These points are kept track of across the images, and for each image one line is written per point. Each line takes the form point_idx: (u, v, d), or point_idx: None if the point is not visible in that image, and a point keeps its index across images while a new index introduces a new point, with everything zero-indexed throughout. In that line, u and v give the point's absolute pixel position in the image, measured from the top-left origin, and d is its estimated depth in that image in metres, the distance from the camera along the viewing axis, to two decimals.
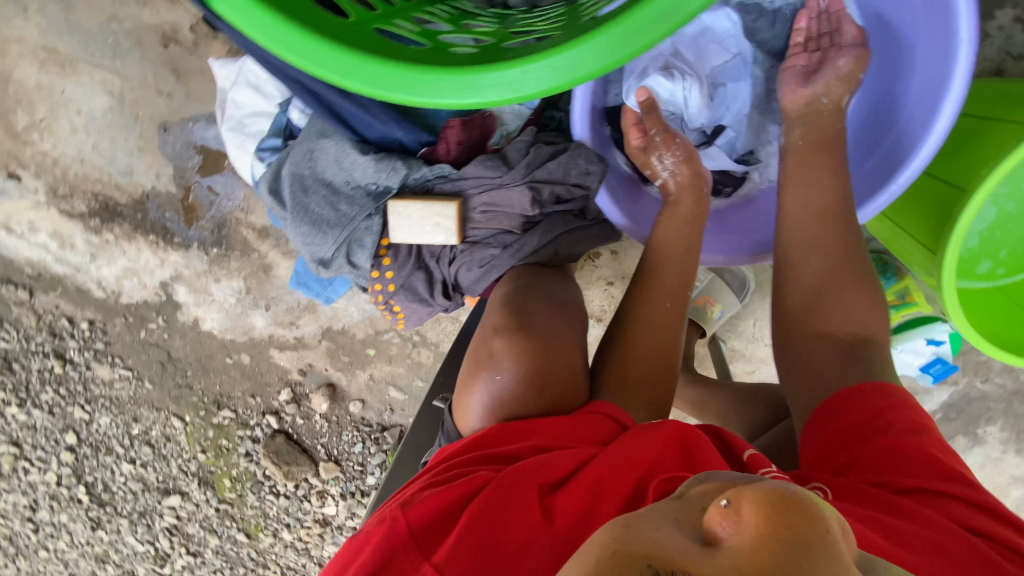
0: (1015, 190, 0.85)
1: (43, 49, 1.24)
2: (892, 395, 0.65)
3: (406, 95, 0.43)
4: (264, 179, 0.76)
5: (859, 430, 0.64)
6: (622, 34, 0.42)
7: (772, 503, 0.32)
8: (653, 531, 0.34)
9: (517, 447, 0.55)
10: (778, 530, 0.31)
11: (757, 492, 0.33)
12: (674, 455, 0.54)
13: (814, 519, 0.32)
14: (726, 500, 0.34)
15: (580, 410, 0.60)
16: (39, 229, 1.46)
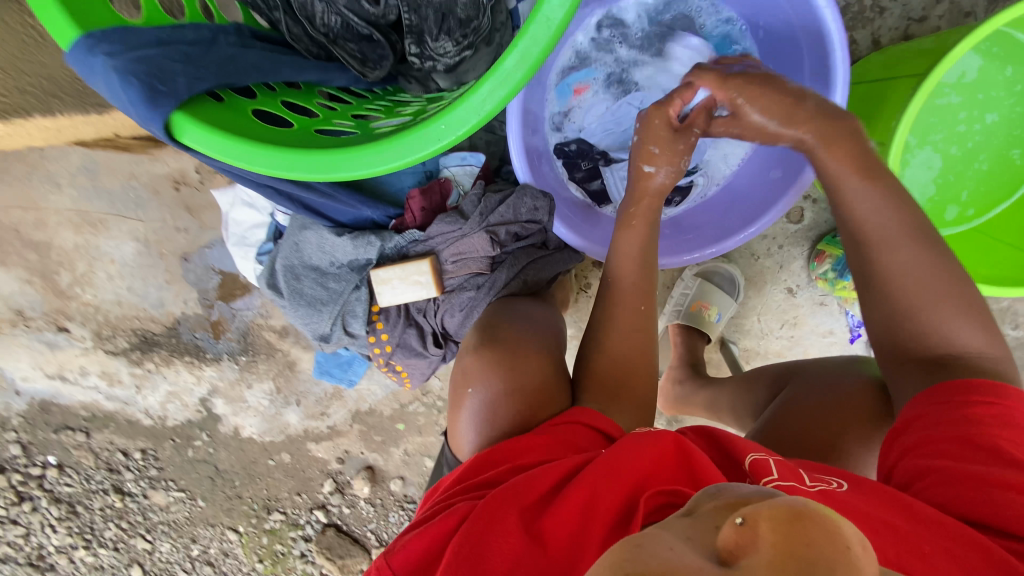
0: (950, 134, 0.87)
1: (77, 215, 1.40)
2: (964, 392, 0.56)
3: (349, 172, 0.49)
4: (263, 276, 0.87)
5: (917, 434, 0.56)
6: (514, 61, 0.46)
7: (787, 517, 0.28)
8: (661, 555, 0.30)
9: (501, 471, 0.59)
10: (797, 547, 0.27)
11: (773, 510, 0.29)
12: (669, 469, 0.55)
13: (835, 534, 0.28)
14: (740, 519, 0.30)
15: (557, 424, 0.63)
16: (89, 372, 1.60)
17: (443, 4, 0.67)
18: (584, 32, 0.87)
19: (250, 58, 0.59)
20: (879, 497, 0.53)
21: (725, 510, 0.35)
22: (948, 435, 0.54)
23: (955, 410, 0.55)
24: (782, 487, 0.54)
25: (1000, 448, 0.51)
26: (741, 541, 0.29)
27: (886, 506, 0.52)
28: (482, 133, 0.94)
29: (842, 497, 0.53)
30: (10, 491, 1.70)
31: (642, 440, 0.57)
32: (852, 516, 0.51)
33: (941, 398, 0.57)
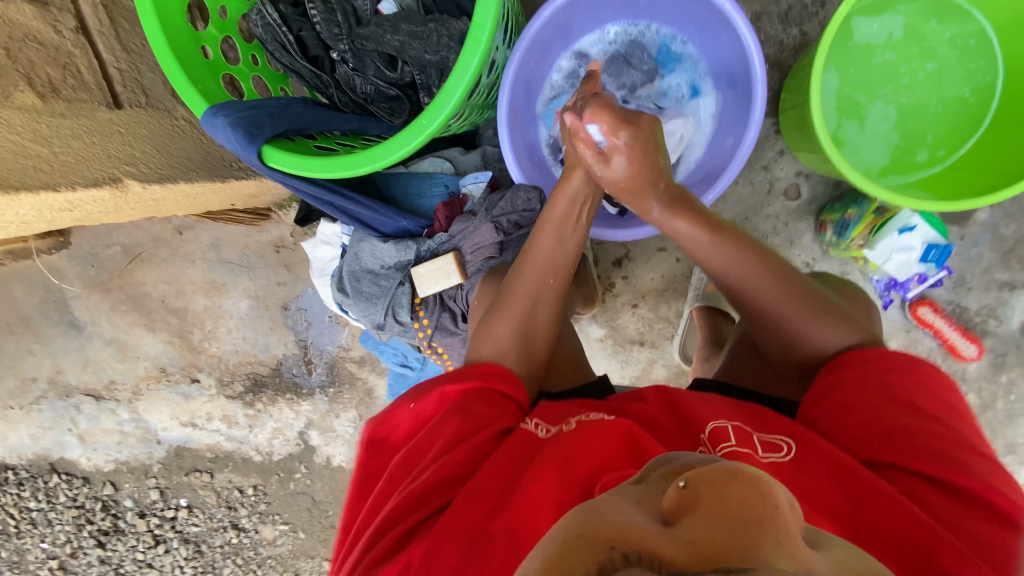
0: (896, 87, 0.99)
1: (207, 282, 1.80)
2: (895, 371, 0.70)
3: (374, 162, 0.74)
4: (333, 285, 1.12)
5: (855, 387, 0.70)
6: (463, 64, 0.70)
7: (722, 480, 0.37)
8: (614, 518, 0.37)
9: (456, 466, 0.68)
10: (732, 509, 0.36)
11: (710, 473, 0.38)
12: (618, 452, 0.64)
13: (763, 495, 0.37)
14: (683, 484, 0.38)
15: (481, 391, 0.76)
16: (214, 416, 1.91)
17: (441, 63, 0.93)
18: (557, 71, 1.13)
19: (312, 113, 0.88)
20: (818, 456, 0.65)
21: (665, 478, 0.45)
22: (880, 396, 0.68)
23: (874, 374, 0.70)
24: (739, 453, 0.65)
25: (914, 403, 0.67)
26: (685, 500, 0.37)
27: (828, 462, 0.64)
28: (497, 161, 1.18)
29: (794, 457, 0.65)
30: (149, 534, 1.99)
31: (590, 433, 0.67)
32: (803, 473, 0.63)
33: (869, 362, 0.72)
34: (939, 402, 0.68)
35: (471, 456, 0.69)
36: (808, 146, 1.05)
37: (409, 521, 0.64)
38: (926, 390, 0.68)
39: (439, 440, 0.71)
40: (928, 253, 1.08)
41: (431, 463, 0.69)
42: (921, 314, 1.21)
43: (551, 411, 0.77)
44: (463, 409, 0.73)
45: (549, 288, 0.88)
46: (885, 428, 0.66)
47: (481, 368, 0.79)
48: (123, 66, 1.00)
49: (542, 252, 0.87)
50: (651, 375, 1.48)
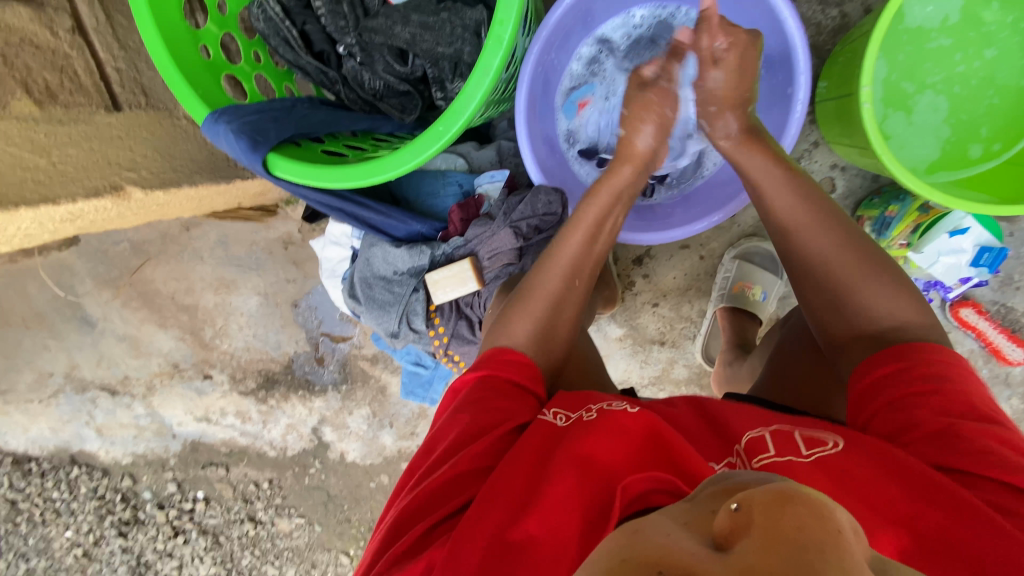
0: (949, 75, 0.91)
1: (216, 279, 1.77)
2: (932, 359, 0.59)
3: (385, 173, 0.69)
4: (345, 290, 1.08)
5: (897, 386, 0.59)
6: (482, 65, 0.65)
7: (780, 501, 0.32)
8: (663, 543, 0.34)
9: (467, 461, 0.60)
10: (790, 533, 0.31)
11: (763, 495, 0.33)
12: (647, 451, 0.56)
13: (823, 518, 0.32)
14: (734, 506, 0.34)
15: (491, 379, 0.70)
16: (228, 412, 1.90)
17: (454, 56, 0.86)
18: (577, 60, 1.06)
19: (318, 115, 0.82)
20: (869, 463, 0.53)
21: (717, 498, 0.39)
22: (923, 395, 0.57)
23: (917, 370, 0.59)
24: (777, 465, 0.54)
25: (961, 405, 0.56)
26: (737, 524, 0.33)
27: (876, 471, 0.53)
28: (512, 156, 1.12)
29: (840, 463, 0.54)
30: (168, 525, 1.99)
31: (614, 428, 0.59)
32: (851, 486, 0.52)
33: (903, 356, 0.60)
34: (993, 401, 0.57)
35: (491, 449, 0.61)
36: (848, 141, 0.98)
37: (427, 520, 0.57)
38: (974, 387, 0.57)
39: (459, 430, 0.64)
40: (978, 257, 1.02)
41: (452, 456, 0.61)
42: (963, 315, 1.15)
43: (571, 400, 0.68)
44: (481, 402, 0.67)
45: (574, 292, 0.81)
46: (930, 431, 0.55)
47: (506, 355, 0.73)
48: (120, 65, 0.94)
49: (570, 251, 0.81)
50: (672, 376, 1.44)
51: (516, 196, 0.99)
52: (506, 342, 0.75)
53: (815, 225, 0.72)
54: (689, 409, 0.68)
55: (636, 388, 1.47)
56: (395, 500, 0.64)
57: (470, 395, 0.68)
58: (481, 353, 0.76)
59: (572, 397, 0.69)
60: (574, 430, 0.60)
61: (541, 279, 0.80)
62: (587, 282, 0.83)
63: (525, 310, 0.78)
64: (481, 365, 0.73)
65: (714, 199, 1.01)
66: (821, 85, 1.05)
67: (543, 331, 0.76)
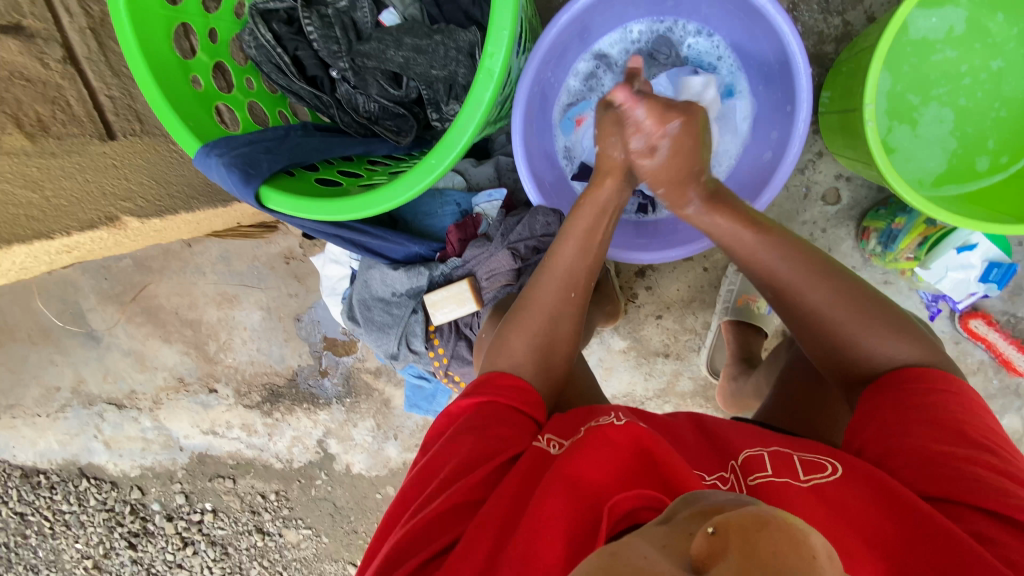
0: (954, 86, 0.88)
1: (219, 294, 1.77)
2: (935, 386, 0.57)
3: (377, 207, 0.68)
4: (344, 312, 1.08)
5: (892, 410, 0.57)
6: (472, 99, 0.64)
7: (754, 524, 0.30)
8: (634, 566, 0.31)
9: (455, 492, 0.56)
10: (764, 558, 0.28)
11: (741, 518, 0.30)
12: (638, 468, 0.53)
13: (800, 544, 0.29)
14: (711, 528, 0.31)
15: (478, 402, 0.67)
16: (233, 425, 1.90)
17: (449, 78, 0.85)
18: (574, 76, 1.04)
19: (311, 143, 0.82)
20: (861, 484, 0.52)
21: (695, 518, 0.36)
22: (919, 419, 0.55)
23: (914, 395, 0.57)
24: (771, 485, 0.52)
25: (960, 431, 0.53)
26: (713, 549, 0.30)
27: (869, 495, 0.51)
28: (510, 172, 1.11)
29: (832, 487, 0.52)
30: (177, 536, 2.00)
31: (601, 444, 0.56)
32: (839, 511, 0.49)
33: (903, 384, 0.59)
34: (990, 430, 0.54)
35: (485, 479, 0.58)
36: (852, 154, 0.96)
37: (416, 557, 0.52)
38: (974, 415, 0.55)
39: (451, 462, 0.60)
40: (988, 273, 1.00)
41: (440, 491, 0.58)
42: (973, 327, 1.12)
43: (564, 421, 0.65)
44: (475, 430, 0.63)
45: (567, 315, 0.77)
46: (924, 455, 0.53)
47: (504, 380, 0.69)
48: (113, 93, 0.95)
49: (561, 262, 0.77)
50: (677, 388, 1.42)
51: (513, 217, 0.98)
52: (501, 364, 0.72)
53: (821, 249, 0.70)
54: (685, 425, 0.66)
55: (640, 401, 1.45)
56: (382, 539, 0.60)
57: (462, 423, 0.65)
58: (474, 380, 0.73)
59: (564, 418, 0.66)
60: (565, 451, 0.58)
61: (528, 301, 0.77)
62: (585, 292, 0.78)
63: (520, 325, 0.75)
64: (475, 391, 0.69)
65: None
66: (823, 95, 1.03)
67: (541, 346, 0.73)
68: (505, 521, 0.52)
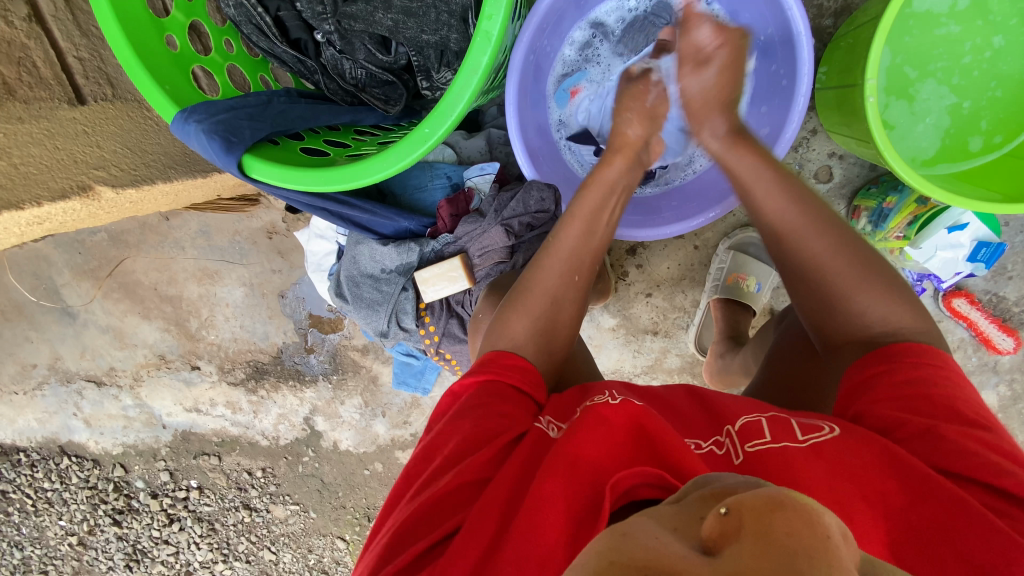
0: (952, 61, 0.87)
1: (199, 269, 1.73)
2: (929, 354, 0.58)
3: (364, 178, 0.66)
4: (332, 288, 1.06)
5: (885, 385, 0.58)
6: (466, 72, 0.61)
7: (767, 504, 0.30)
8: (649, 546, 0.31)
9: (463, 470, 0.56)
10: (777, 538, 0.29)
11: (753, 500, 0.31)
12: (636, 448, 0.53)
13: (814, 523, 0.29)
14: (723, 510, 0.31)
15: (483, 378, 0.66)
16: (217, 403, 1.87)
17: (440, 44, 0.82)
18: (570, 45, 1.01)
19: (297, 110, 0.78)
20: (862, 451, 0.52)
21: (707, 501, 0.36)
22: (909, 393, 0.56)
23: (907, 369, 0.57)
24: (771, 453, 0.53)
25: (954, 406, 0.54)
26: (725, 530, 0.30)
27: (874, 466, 0.51)
28: (502, 145, 1.07)
29: (833, 455, 0.52)
30: (162, 513, 1.98)
31: (598, 423, 0.55)
32: (839, 478, 0.50)
33: (894, 356, 0.59)
34: (975, 399, 0.56)
35: (491, 458, 0.57)
36: (847, 131, 0.95)
37: (426, 535, 0.52)
38: (962, 390, 0.56)
39: (457, 439, 0.59)
40: (976, 253, 1.02)
41: (446, 466, 0.57)
42: (956, 306, 1.15)
43: (565, 404, 0.65)
44: (481, 407, 0.62)
45: (571, 289, 0.75)
46: (918, 430, 0.53)
47: (508, 359, 0.68)
48: (82, 55, 0.88)
49: (569, 244, 0.75)
50: (665, 365, 1.42)
51: (507, 192, 0.96)
52: (499, 347, 0.70)
53: (827, 220, 0.67)
54: (678, 398, 0.66)
55: (629, 378, 1.45)
56: (388, 512, 0.59)
57: (469, 399, 0.64)
58: (478, 357, 0.71)
59: (566, 399, 0.66)
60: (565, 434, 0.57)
61: (538, 274, 0.74)
62: (588, 276, 0.76)
63: (515, 309, 0.73)
64: (481, 368, 0.68)
65: (710, 193, 0.99)
66: (821, 70, 1.02)
67: (542, 329, 0.71)
68: (512, 503, 0.52)
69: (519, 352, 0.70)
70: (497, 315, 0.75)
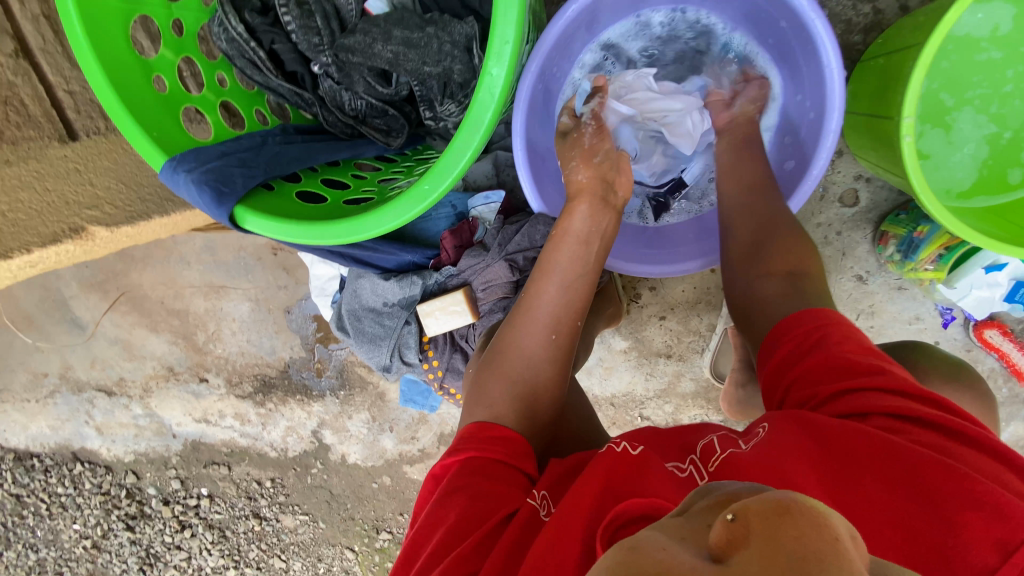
0: (992, 86, 0.81)
1: (205, 283, 1.71)
2: (814, 317, 0.63)
3: (358, 235, 0.62)
4: (333, 320, 1.03)
5: (793, 368, 0.61)
6: (468, 123, 0.57)
7: (773, 509, 0.28)
8: (655, 559, 0.30)
9: (448, 563, 0.51)
10: (783, 539, 0.27)
11: (761, 505, 0.29)
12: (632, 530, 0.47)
13: (823, 526, 0.27)
14: (730, 516, 0.29)
15: (467, 453, 0.63)
16: (226, 414, 1.86)
17: (443, 75, 0.77)
18: (581, 67, 0.96)
19: (291, 151, 0.74)
20: (792, 428, 0.54)
21: (713, 510, 0.35)
22: (809, 365, 0.59)
23: (810, 346, 0.61)
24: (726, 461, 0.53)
25: (850, 360, 0.57)
26: (733, 537, 0.28)
27: (806, 436, 0.52)
28: (509, 167, 1.03)
29: (768, 440, 0.53)
30: (174, 520, 1.99)
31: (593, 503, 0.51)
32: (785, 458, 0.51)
33: (794, 334, 0.63)
34: (867, 347, 0.59)
35: (477, 547, 0.53)
36: (879, 161, 0.89)
37: None
38: (848, 338, 0.60)
39: (441, 529, 0.55)
40: (1013, 293, 0.96)
41: (429, 564, 0.53)
42: (987, 337, 1.08)
43: (557, 478, 0.60)
44: (464, 490, 0.58)
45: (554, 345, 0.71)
46: (832, 394, 0.56)
47: (487, 432, 0.64)
48: (73, 87, 0.86)
49: (545, 301, 0.72)
50: (678, 389, 1.38)
51: (512, 225, 0.92)
52: (487, 416, 0.66)
53: None
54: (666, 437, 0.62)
55: (641, 401, 1.41)
56: None
57: (452, 480, 0.60)
58: (461, 429, 0.68)
59: (558, 471, 0.61)
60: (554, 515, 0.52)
61: (514, 334, 0.72)
62: (570, 332, 0.73)
63: (501, 370, 0.70)
64: (462, 445, 0.64)
65: None
66: (848, 91, 0.96)
67: (522, 394, 0.68)
68: None
69: (504, 419, 0.66)
70: (475, 376, 0.74)
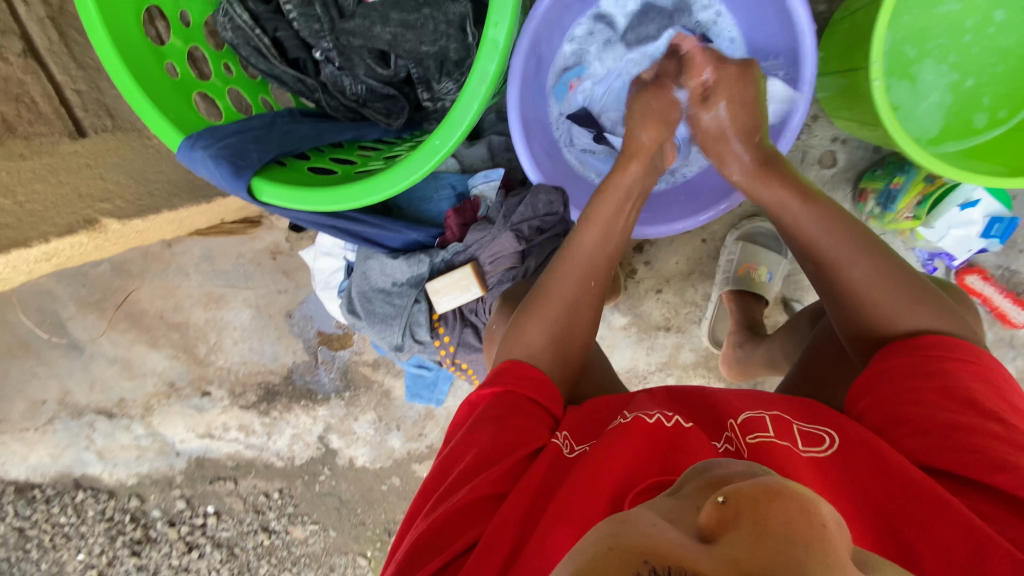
0: (952, 37, 0.87)
1: (205, 294, 1.72)
2: (959, 349, 0.57)
3: (375, 195, 0.65)
4: (343, 305, 1.05)
5: (901, 377, 0.56)
6: (474, 84, 0.62)
7: (766, 496, 0.31)
8: (647, 529, 0.31)
9: (478, 486, 0.55)
10: (775, 528, 0.29)
11: (750, 489, 0.31)
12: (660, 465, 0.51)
13: (809, 514, 0.30)
14: (720, 498, 0.32)
15: (499, 390, 0.65)
16: (230, 426, 1.85)
17: (440, 54, 0.81)
18: (571, 39, 1.01)
19: (301, 130, 0.77)
20: (860, 455, 0.51)
21: (700, 489, 0.36)
22: (929, 387, 0.54)
23: (934, 371, 0.55)
24: (769, 444, 0.52)
25: (973, 396, 0.53)
26: (724, 517, 0.30)
27: (870, 466, 0.50)
28: (504, 152, 1.06)
29: (832, 464, 0.51)
30: (181, 541, 1.96)
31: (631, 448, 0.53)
32: (837, 485, 0.49)
33: (920, 348, 0.58)
34: (1006, 400, 0.54)
35: (508, 473, 0.57)
36: (851, 114, 0.94)
37: (439, 555, 0.52)
38: (979, 383, 0.54)
39: (472, 454, 0.59)
40: (990, 228, 1.02)
41: (461, 483, 0.57)
42: (969, 283, 1.13)
43: (589, 422, 0.63)
44: (496, 420, 0.62)
45: (590, 292, 0.74)
46: (933, 424, 0.52)
47: (522, 370, 0.67)
48: (80, 87, 0.91)
49: (576, 251, 0.74)
50: (679, 361, 1.41)
51: (516, 197, 0.96)
52: (519, 354, 0.69)
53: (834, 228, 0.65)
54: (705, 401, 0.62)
55: (643, 376, 1.44)
56: (405, 529, 0.60)
57: (484, 411, 0.63)
58: (494, 366, 0.70)
59: (589, 417, 0.64)
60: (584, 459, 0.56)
61: (548, 281, 0.74)
62: (603, 284, 0.76)
63: (534, 315, 0.72)
64: (496, 379, 0.67)
65: (717, 187, 0.98)
66: (818, 55, 1.02)
67: (560, 335, 0.70)
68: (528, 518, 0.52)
69: (537, 359, 0.69)
70: (509, 325, 0.74)
